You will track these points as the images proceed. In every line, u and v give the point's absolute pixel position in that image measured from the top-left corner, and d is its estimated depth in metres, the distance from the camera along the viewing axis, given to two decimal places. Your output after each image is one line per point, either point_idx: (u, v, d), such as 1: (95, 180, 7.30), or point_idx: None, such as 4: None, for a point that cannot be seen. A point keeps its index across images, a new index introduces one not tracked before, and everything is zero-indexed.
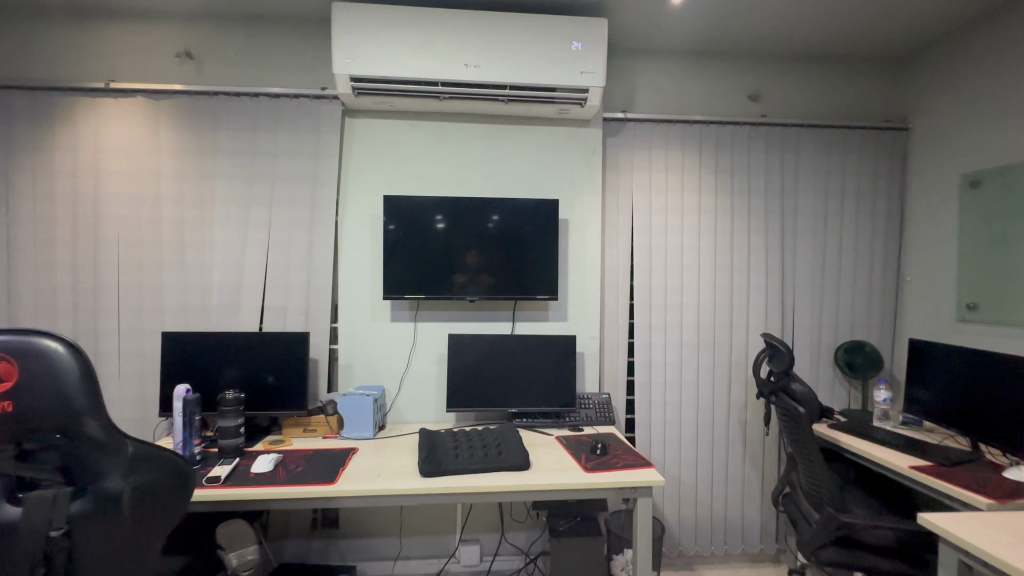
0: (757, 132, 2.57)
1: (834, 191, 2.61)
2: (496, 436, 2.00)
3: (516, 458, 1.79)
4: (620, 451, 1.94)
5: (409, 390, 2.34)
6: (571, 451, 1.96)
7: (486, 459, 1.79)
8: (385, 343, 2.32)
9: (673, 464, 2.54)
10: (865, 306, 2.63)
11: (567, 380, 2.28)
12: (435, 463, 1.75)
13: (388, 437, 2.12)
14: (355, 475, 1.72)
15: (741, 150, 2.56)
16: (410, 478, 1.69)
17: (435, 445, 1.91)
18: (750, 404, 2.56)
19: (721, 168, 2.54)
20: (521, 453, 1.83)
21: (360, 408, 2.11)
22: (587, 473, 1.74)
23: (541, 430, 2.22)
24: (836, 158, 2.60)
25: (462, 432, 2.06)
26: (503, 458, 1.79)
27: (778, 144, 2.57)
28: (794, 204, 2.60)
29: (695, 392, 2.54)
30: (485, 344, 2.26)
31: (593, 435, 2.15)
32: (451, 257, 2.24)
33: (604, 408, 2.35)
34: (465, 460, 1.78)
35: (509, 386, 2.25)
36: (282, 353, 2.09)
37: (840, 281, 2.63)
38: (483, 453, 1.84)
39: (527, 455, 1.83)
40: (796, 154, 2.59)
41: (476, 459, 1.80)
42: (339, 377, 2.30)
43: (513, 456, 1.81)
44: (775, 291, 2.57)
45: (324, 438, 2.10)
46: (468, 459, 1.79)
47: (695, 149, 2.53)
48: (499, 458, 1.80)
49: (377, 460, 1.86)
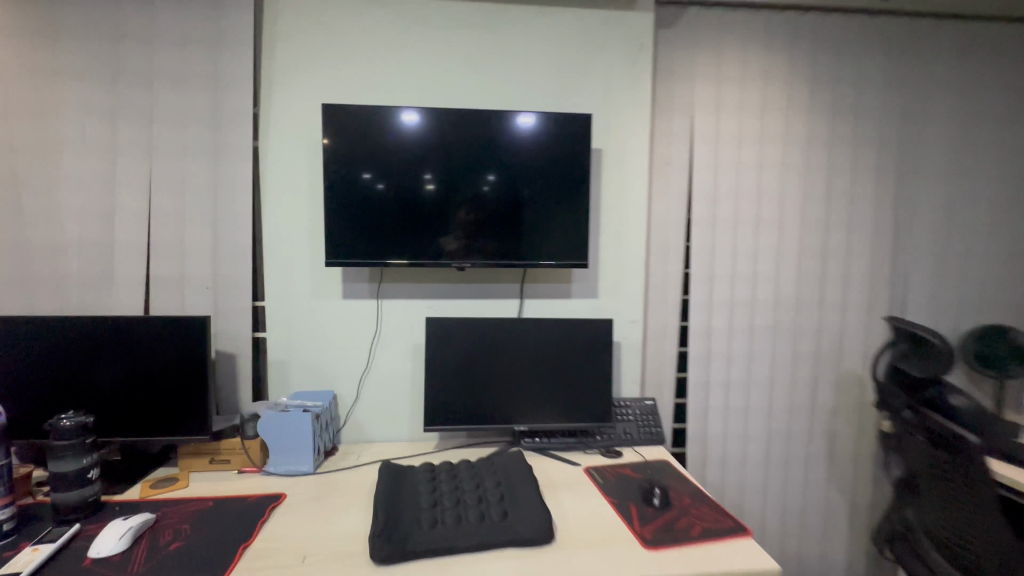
0: (873, 26, 1.77)
1: (973, 115, 1.85)
2: (499, 475, 1.31)
3: (531, 525, 1.10)
4: (688, 501, 1.26)
5: (372, 397, 1.64)
6: (613, 501, 1.28)
7: (481, 529, 1.09)
8: (335, 332, 1.61)
9: (735, 491, 1.87)
10: (1003, 276, 1.91)
11: (601, 384, 1.59)
12: (397, 536, 1.05)
13: (336, 472, 1.43)
14: (263, 559, 1.03)
15: (849, 52, 1.77)
16: (353, 567, 1.00)
17: (401, 493, 1.22)
18: (840, 412, 1.88)
19: (820, 78, 1.76)
20: (538, 514, 1.14)
21: (291, 430, 1.41)
22: (647, 553, 1.06)
23: (561, 457, 1.53)
24: (979, 65, 1.83)
25: (446, 464, 1.36)
26: (511, 526, 1.10)
27: (901, 44, 1.79)
28: (917, 132, 1.83)
29: (769, 396, 1.85)
30: (480, 334, 1.55)
31: (639, 467, 1.47)
32: (426, 207, 1.50)
33: (649, 422, 1.67)
34: (447, 529, 1.09)
35: (516, 393, 1.56)
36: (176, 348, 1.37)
37: (972, 243, 1.89)
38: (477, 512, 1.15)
39: (548, 520, 1.13)
40: (924, 60, 1.81)
41: (465, 527, 1.10)
42: (270, 380, 1.60)
43: (527, 522, 1.12)
44: (886, 256, 1.84)
45: (240, 473, 1.41)
46: (454, 527, 1.10)
47: (786, 48, 1.74)
48: (503, 524, 1.11)
49: (309, 521, 1.18)
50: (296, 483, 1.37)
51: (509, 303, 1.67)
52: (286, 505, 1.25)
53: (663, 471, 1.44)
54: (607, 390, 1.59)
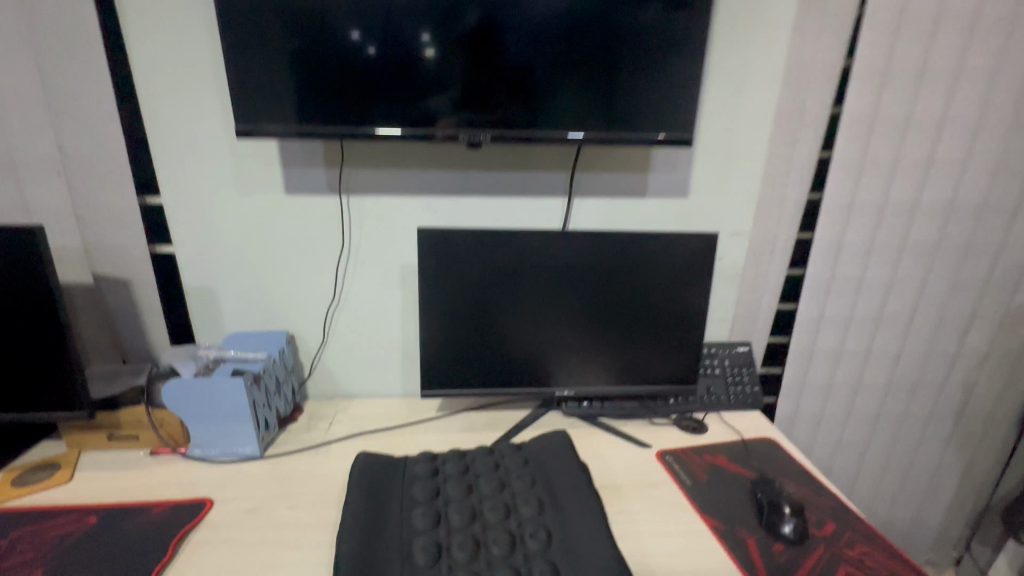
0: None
1: None
2: (540, 492, 0.81)
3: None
4: (833, 534, 0.81)
5: (346, 338, 1.14)
6: (715, 527, 0.82)
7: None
8: (279, 245, 1.05)
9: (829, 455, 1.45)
10: None
11: (686, 329, 1.07)
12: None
13: (293, 456, 0.98)
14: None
15: None
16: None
17: (380, 535, 0.71)
18: (991, 358, 1.38)
19: None
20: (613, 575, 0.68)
21: (217, 401, 0.93)
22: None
23: (618, 432, 1.06)
24: None
25: (453, 464, 0.85)
26: None
27: None
28: None
29: (902, 340, 1.32)
30: (505, 253, 0.99)
31: (737, 454, 1.00)
32: (426, 89, 0.86)
33: (743, 379, 1.17)
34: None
35: (557, 340, 1.05)
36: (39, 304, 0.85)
37: None
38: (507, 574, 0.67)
39: None
40: None
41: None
42: (191, 316, 1.08)
43: None
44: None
45: (152, 457, 0.96)
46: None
47: None
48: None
49: (236, 570, 0.73)
50: (232, 476, 0.92)
51: (549, 206, 1.07)
52: (207, 527, 0.80)
53: (775, 464, 0.97)
54: (693, 337, 1.07)
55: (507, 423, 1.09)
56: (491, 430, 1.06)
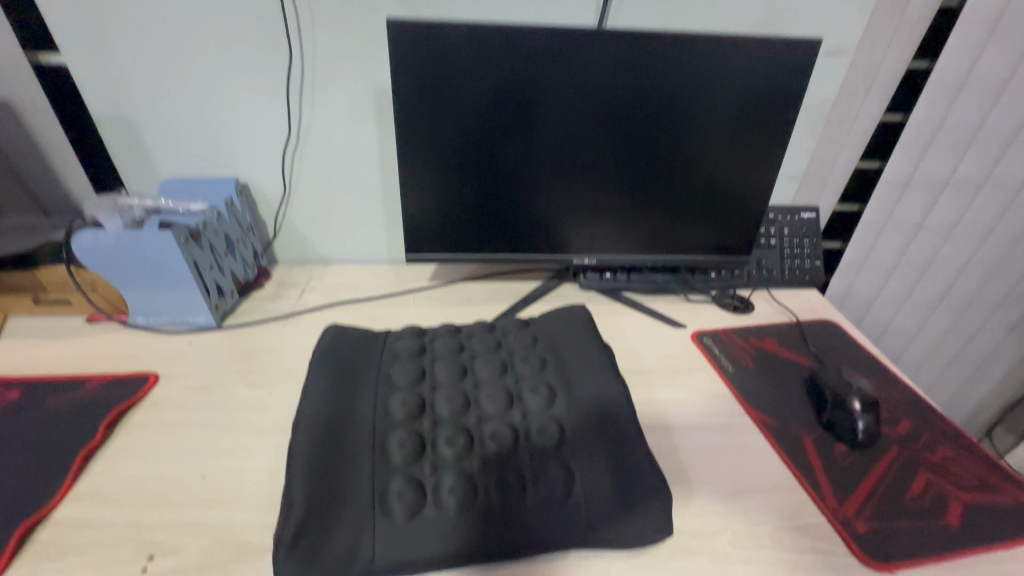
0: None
1: None
2: (553, 379, 0.64)
3: (624, 519, 0.52)
4: (910, 435, 0.66)
5: (313, 191, 0.92)
6: (763, 422, 0.67)
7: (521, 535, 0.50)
8: (210, 57, 0.78)
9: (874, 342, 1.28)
10: None
11: (747, 186, 0.82)
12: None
13: (256, 327, 0.82)
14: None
15: None
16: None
17: (349, 427, 0.56)
18: None
19: None
20: (647, 490, 0.54)
21: (150, 261, 0.74)
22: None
23: (646, 309, 0.88)
24: None
25: (443, 343, 0.68)
26: (582, 529, 0.51)
27: None
28: None
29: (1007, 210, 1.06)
30: (513, 70, 0.71)
31: (790, 338, 0.83)
32: None
33: (804, 252, 0.95)
34: (449, 544, 0.49)
35: (578, 195, 0.82)
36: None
37: None
38: (507, 483, 0.53)
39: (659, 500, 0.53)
40: None
41: (487, 531, 0.50)
42: (114, 158, 0.85)
43: (616, 523, 0.51)
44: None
45: (88, 325, 0.81)
46: (462, 532, 0.50)
47: None
48: (566, 518, 0.51)
49: (180, 459, 0.60)
50: (182, 348, 0.77)
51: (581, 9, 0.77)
52: (149, 407, 0.67)
53: (838, 351, 0.80)
54: (753, 197, 0.83)
55: (511, 295, 0.91)
56: (493, 304, 0.89)
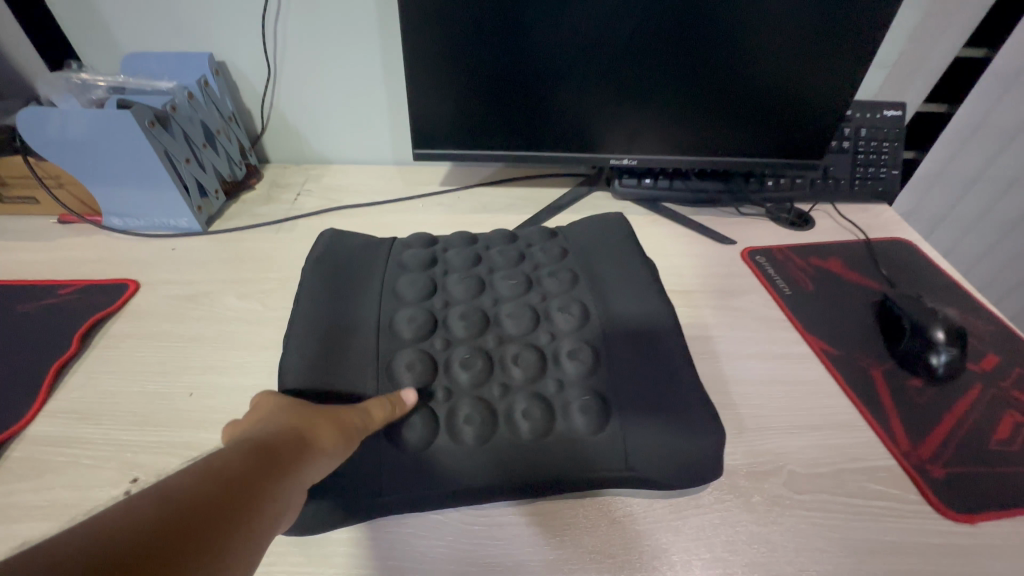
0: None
1: None
2: (585, 295, 0.54)
3: (667, 453, 0.44)
4: (996, 371, 0.57)
5: (302, 74, 0.77)
6: (825, 352, 0.59)
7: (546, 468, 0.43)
8: None
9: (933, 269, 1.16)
10: None
11: (831, 68, 0.66)
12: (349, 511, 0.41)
13: (246, 233, 0.73)
14: (27, 507, 0.43)
15: None
16: None
17: (348, 345, 0.48)
18: None
19: None
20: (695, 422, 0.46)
21: (115, 150, 0.63)
22: (967, 555, 0.43)
23: (691, 222, 0.77)
24: None
25: (457, 255, 0.58)
26: (619, 464, 0.44)
27: None
28: None
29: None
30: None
31: (856, 257, 0.71)
32: None
33: (881, 159, 0.81)
34: (465, 476, 0.43)
35: (620, 80, 0.67)
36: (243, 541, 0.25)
37: None
38: (531, 410, 0.45)
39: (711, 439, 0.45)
40: None
41: (507, 464, 0.43)
42: (64, 25, 0.72)
43: (658, 457, 0.44)
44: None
45: (60, 226, 0.73)
46: (480, 464, 0.43)
47: None
48: (601, 453, 0.44)
49: (166, 374, 0.54)
50: (164, 254, 0.69)
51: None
52: (129, 318, 0.60)
53: (913, 274, 0.69)
54: (836, 83, 0.67)
55: (535, 204, 0.80)
56: (513, 212, 0.78)
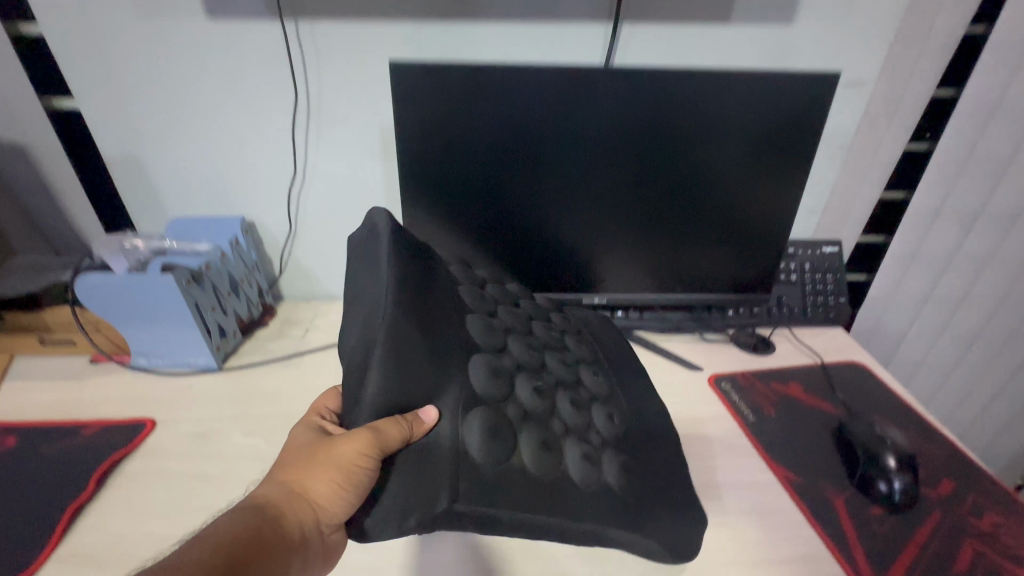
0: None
1: None
2: (606, 372, 0.62)
3: (675, 527, 0.53)
4: (953, 497, 0.60)
5: (319, 231, 0.91)
6: (789, 480, 0.62)
7: (587, 513, 0.46)
8: (220, 109, 0.79)
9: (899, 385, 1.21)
10: None
11: (768, 224, 0.78)
12: (415, 519, 0.41)
13: (256, 369, 0.80)
14: None
15: None
16: None
17: (432, 321, 0.46)
18: None
19: None
20: (687, 511, 0.55)
21: (152, 304, 0.73)
22: None
23: (661, 349, 0.84)
24: None
25: (501, 288, 0.61)
26: (647, 523, 0.50)
27: None
28: None
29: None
30: (602, 83, 0.66)
31: (815, 381, 0.78)
32: None
33: (827, 289, 0.90)
34: (530, 500, 0.45)
35: (605, 237, 0.78)
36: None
37: None
38: (587, 452, 0.50)
39: (693, 532, 0.53)
40: None
41: (563, 503, 0.46)
42: (124, 198, 0.86)
43: (668, 536, 0.51)
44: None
45: (90, 366, 0.80)
46: (542, 489, 0.46)
47: None
48: (632, 504, 0.49)
49: (170, 516, 0.57)
50: (181, 392, 0.76)
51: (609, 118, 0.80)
52: (143, 458, 0.65)
53: (870, 398, 0.75)
54: (771, 235, 0.79)
55: None
56: None
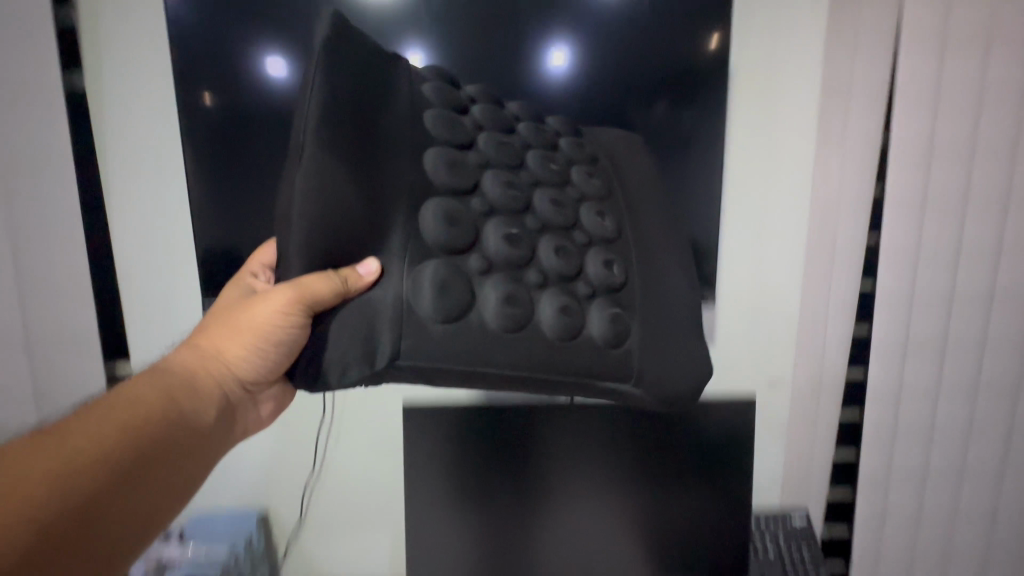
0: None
1: None
2: (617, 214, 0.68)
3: (661, 362, 0.64)
4: None
5: None
6: None
7: (562, 364, 0.60)
8: None
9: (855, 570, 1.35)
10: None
11: None
12: (362, 367, 0.54)
13: None
14: None
15: None
16: None
17: (378, 171, 0.57)
18: None
19: None
20: (675, 353, 0.66)
21: None
22: None
23: None
24: None
25: (489, 112, 0.66)
26: (615, 368, 0.62)
27: None
28: None
29: None
30: None
31: None
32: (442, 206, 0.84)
33: None
34: (495, 350, 0.58)
35: None
36: (173, 436, 0.55)
37: None
38: (553, 290, 0.60)
39: (673, 357, 0.66)
40: None
41: (531, 350, 0.59)
42: None
43: (646, 364, 0.63)
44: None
45: None
46: (505, 344, 0.58)
47: None
48: (602, 354, 0.61)
49: None
50: None
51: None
52: None
53: None
54: None
55: None
56: None
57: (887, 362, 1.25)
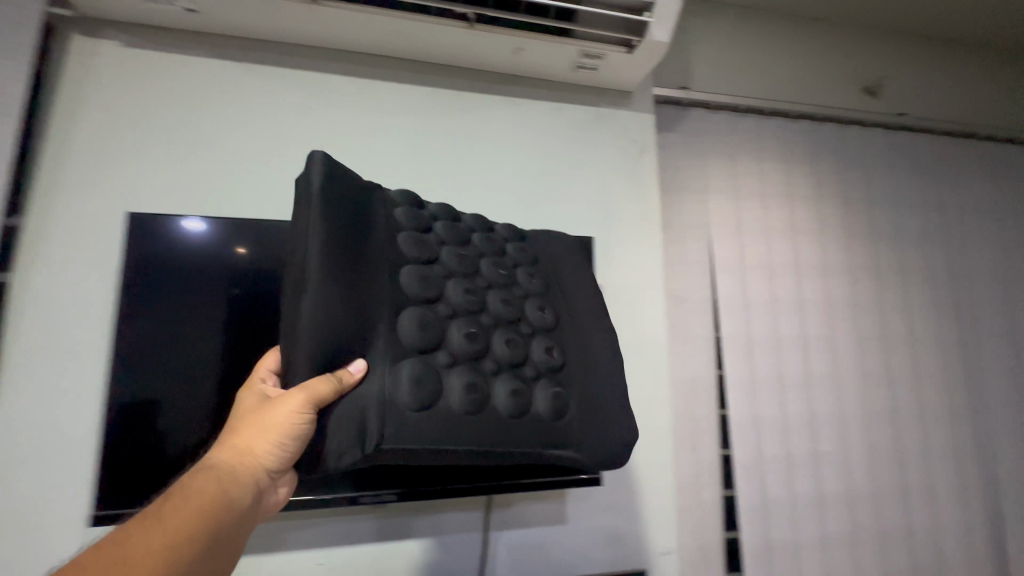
0: (841, 68, 1.54)
1: (1012, 238, 1.56)
2: (554, 306, 0.72)
3: (608, 439, 0.66)
4: None
5: None
6: None
7: (516, 443, 0.59)
8: None
9: None
10: None
11: None
12: (354, 454, 0.53)
13: None
14: None
15: (873, 168, 1.45)
16: None
17: (361, 286, 0.58)
18: None
19: (847, 196, 1.41)
20: (618, 426, 0.67)
21: None
22: None
23: None
24: (1008, 190, 1.58)
25: (449, 227, 0.70)
26: (565, 444, 0.63)
27: (919, 161, 1.50)
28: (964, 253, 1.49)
29: None
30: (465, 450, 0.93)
31: None
32: None
33: None
34: (459, 435, 0.56)
35: None
36: (218, 539, 0.47)
37: None
38: (509, 383, 0.61)
39: (622, 431, 0.67)
40: (954, 177, 1.53)
41: (490, 434, 0.58)
42: None
43: (594, 443, 0.65)
44: (925, 326, 1.41)
45: None
46: (465, 430, 0.57)
47: (804, 157, 1.39)
48: (552, 431, 0.62)
49: None
50: None
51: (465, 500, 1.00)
52: None
53: None
54: None
55: None
56: None
57: (774, 479, 1.20)
